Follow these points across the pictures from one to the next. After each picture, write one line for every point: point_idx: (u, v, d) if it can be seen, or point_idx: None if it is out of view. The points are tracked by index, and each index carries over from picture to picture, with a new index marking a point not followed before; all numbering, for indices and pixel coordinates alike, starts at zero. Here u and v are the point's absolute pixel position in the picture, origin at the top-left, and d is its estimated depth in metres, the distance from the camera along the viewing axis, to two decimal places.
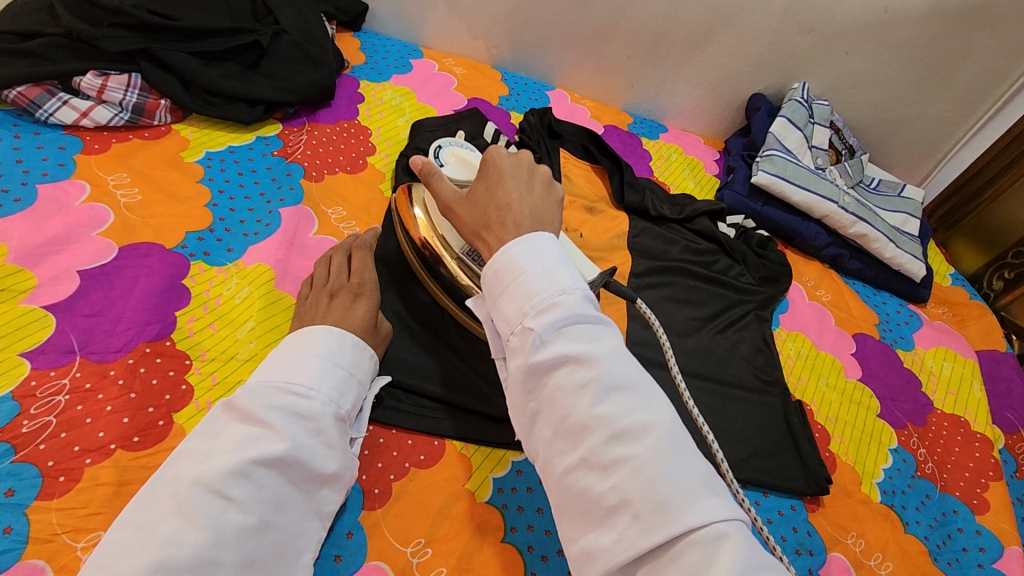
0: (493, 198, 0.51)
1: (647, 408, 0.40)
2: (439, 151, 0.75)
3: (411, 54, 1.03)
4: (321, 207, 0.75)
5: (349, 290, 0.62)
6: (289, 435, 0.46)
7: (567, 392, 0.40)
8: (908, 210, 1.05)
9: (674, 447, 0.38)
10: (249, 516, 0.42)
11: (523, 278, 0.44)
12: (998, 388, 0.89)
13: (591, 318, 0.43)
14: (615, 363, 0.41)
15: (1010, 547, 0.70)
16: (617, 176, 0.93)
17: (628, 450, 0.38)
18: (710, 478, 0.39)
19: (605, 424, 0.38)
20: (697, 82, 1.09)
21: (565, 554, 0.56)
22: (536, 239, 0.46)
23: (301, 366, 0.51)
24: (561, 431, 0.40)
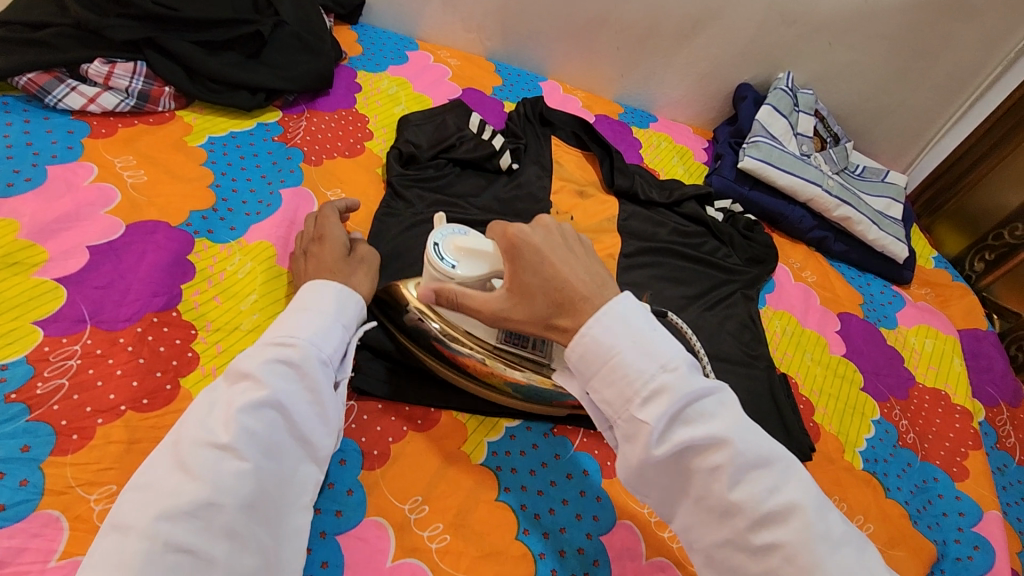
0: (546, 281, 0.51)
1: (786, 483, 0.44)
2: (437, 242, 0.60)
3: (407, 47, 1.06)
4: (321, 189, 0.77)
5: (313, 239, 0.64)
6: (273, 381, 0.47)
7: (702, 476, 0.44)
8: (891, 195, 1.08)
9: (818, 520, 0.43)
10: (243, 461, 0.43)
11: (619, 362, 0.46)
12: (979, 364, 0.91)
13: (702, 391, 0.45)
14: (743, 441, 0.44)
15: (989, 511, 0.72)
16: (607, 162, 0.96)
17: (777, 535, 0.43)
18: (850, 532, 0.45)
19: (749, 509, 0.43)
20: (685, 72, 1.12)
21: (557, 512, 0.59)
22: (620, 311, 0.47)
23: (286, 318, 0.51)
24: (704, 513, 0.45)
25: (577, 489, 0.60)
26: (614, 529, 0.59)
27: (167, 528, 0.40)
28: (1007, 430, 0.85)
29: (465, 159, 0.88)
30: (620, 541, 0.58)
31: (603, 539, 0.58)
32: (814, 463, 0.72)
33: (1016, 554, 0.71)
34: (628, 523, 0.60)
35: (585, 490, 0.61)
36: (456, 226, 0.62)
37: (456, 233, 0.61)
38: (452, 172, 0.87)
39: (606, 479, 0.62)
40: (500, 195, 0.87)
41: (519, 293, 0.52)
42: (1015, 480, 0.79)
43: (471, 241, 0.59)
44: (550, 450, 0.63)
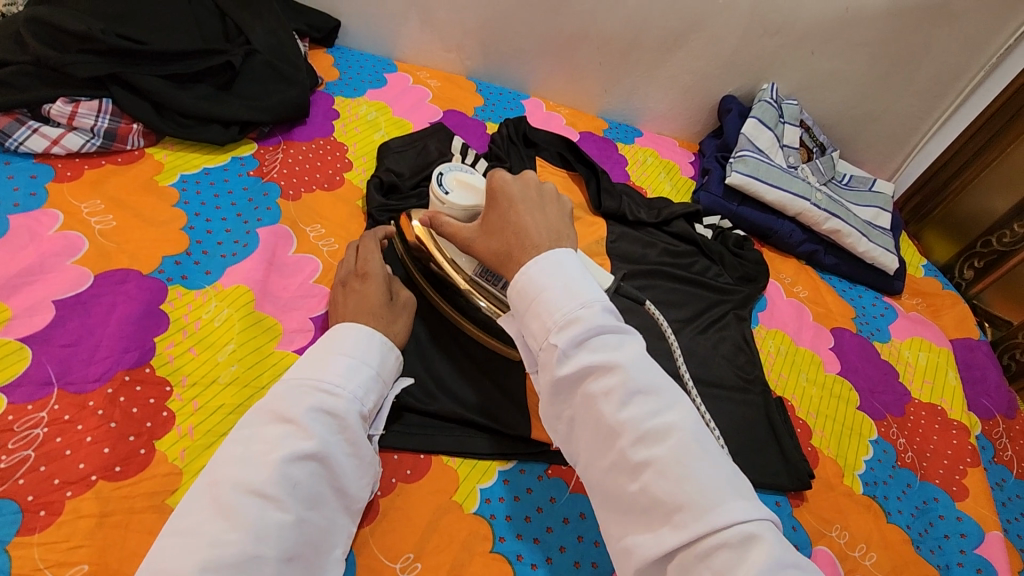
0: (508, 222, 0.56)
1: (671, 411, 0.44)
2: (442, 171, 0.70)
3: (385, 68, 1.03)
4: (299, 225, 0.75)
5: (356, 275, 0.66)
6: (317, 432, 0.48)
7: (595, 399, 0.44)
8: (879, 204, 1.07)
9: (696, 446, 0.42)
10: (286, 513, 0.44)
11: (545, 297, 0.48)
12: (973, 375, 0.91)
13: (611, 328, 0.47)
14: (638, 371, 0.45)
15: (991, 533, 0.72)
16: (593, 183, 0.95)
17: (652, 452, 0.42)
18: (736, 479, 0.42)
19: (632, 427, 0.43)
20: (669, 86, 1.11)
21: (555, 561, 0.57)
22: (557, 259, 0.50)
23: (329, 364, 0.52)
24: (594, 434, 0.45)
25: (574, 535, 0.59)
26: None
27: None
28: (1004, 443, 0.84)
29: None
30: None
31: None
32: (813, 490, 0.70)
33: (1019, 574, 0.70)
34: None
35: (583, 535, 0.59)
36: (469, 170, 0.72)
37: (462, 172, 0.71)
38: None
39: None
40: None
41: (485, 229, 0.58)
42: (1014, 496, 0.78)
43: (472, 180, 0.69)
44: (546, 494, 0.61)
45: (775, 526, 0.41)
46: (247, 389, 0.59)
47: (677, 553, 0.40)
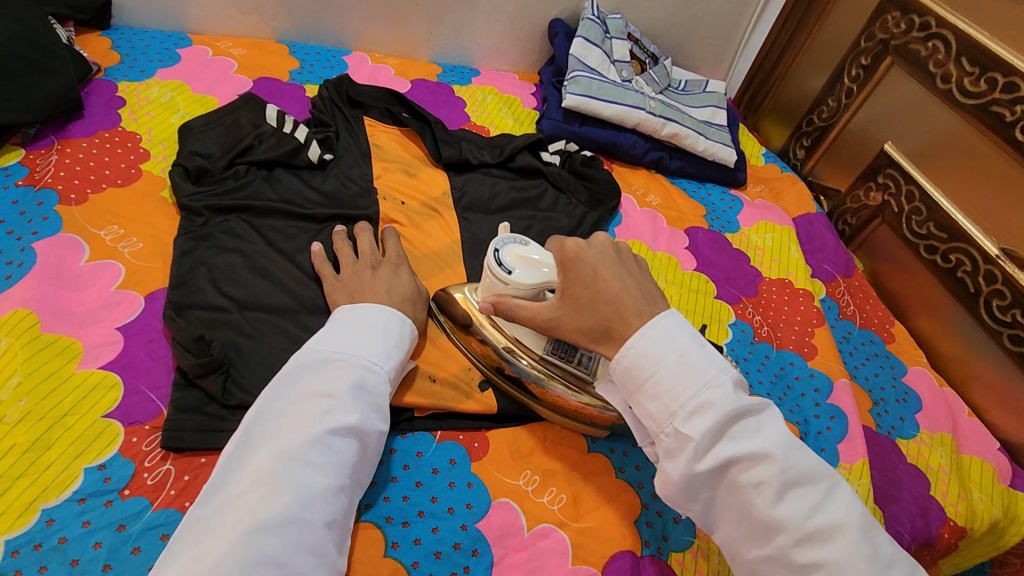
0: (596, 294, 0.53)
1: (832, 503, 0.45)
2: (497, 247, 0.62)
3: (178, 43, 0.93)
4: (90, 230, 0.66)
5: (388, 263, 0.66)
6: (358, 406, 0.49)
7: (745, 491, 0.45)
8: (715, 103, 1.10)
9: (866, 542, 0.43)
10: (328, 479, 0.46)
11: (663, 376, 0.47)
12: (814, 245, 0.97)
13: (747, 409, 0.47)
14: (790, 457, 0.45)
15: (839, 381, 0.77)
16: (429, 134, 0.90)
17: (821, 554, 0.43)
18: None
19: (793, 527, 0.44)
20: (493, 19, 1.07)
21: (427, 513, 0.55)
22: (663, 326, 0.49)
23: (365, 342, 0.53)
24: (746, 526, 0.46)
25: (445, 482, 0.58)
26: (491, 511, 0.57)
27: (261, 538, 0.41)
28: (847, 299, 0.91)
29: (266, 159, 0.79)
30: (498, 521, 0.56)
31: (480, 526, 0.56)
32: None
33: (867, 411, 0.77)
34: (505, 501, 0.58)
35: (454, 481, 0.58)
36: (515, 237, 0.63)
37: (518, 243, 0.62)
38: (257, 176, 0.78)
39: (476, 462, 0.60)
40: (319, 191, 0.79)
41: (569, 303, 0.55)
42: (858, 344, 0.85)
43: (532, 253, 0.61)
44: (411, 450, 0.59)
45: None
46: (44, 421, 0.52)
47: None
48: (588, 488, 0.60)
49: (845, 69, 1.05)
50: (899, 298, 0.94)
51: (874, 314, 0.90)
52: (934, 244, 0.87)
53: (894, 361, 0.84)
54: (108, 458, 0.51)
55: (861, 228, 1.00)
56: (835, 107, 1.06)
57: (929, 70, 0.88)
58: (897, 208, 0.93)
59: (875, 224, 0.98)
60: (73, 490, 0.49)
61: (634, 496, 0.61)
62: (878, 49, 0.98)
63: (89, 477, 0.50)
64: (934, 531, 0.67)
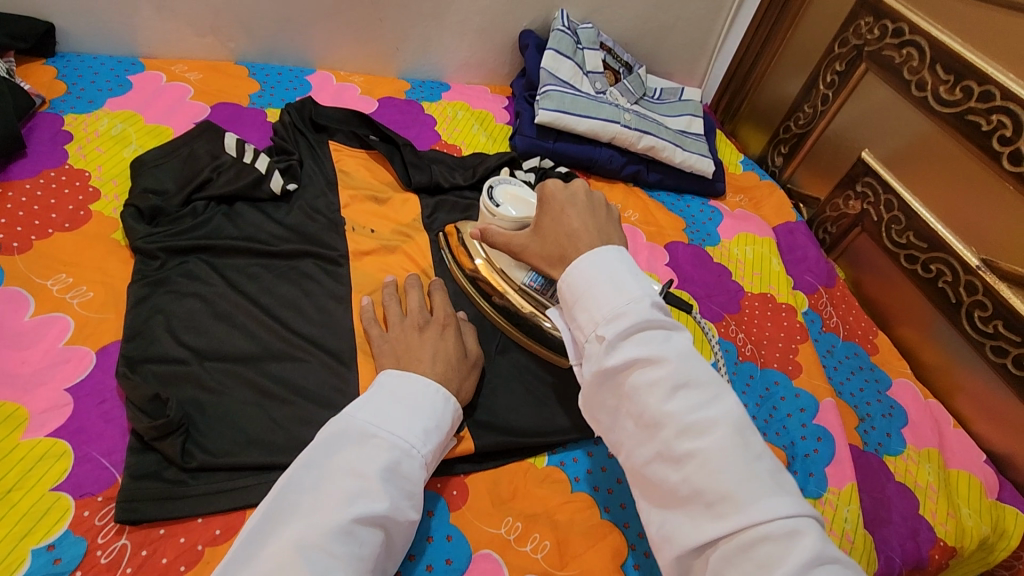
0: (561, 231, 0.55)
1: (715, 405, 0.42)
2: (492, 186, 0.69)
3: (129, 69, 0.89)
4: (35, 281, 0.62)
5: (436, 323, 0.63)
6: (390, 493, 0.47)
7: (638, 389, 0.44)
8: (690, 111, 1.08)
9: (739, 443, 0.40)
10: (351, 575, 0.42)
11: (591, 291, 0.48)
12: (795, 256, 0.96)
13: (659, 324, 0.46)
14: (684, 363, 0.44)
15: (825, 399, 0.76)
16: (398, 158, 0.87)
17: (694, 445, 0.41)
18: (778, 472, 0.41)
19: (675, 420, 0.42)
20: (461, 32, 1.04)
21: (403, 573, 0.53)
22: (600, 253, 0.50)
23: (406, 421, 0.51)
24: (635, 424, 0.44)
25: (422, 537, 0.55)
26: (471, 564, 0.55)
27: None
28: (829, 311, 0.90)
29: (226, 193, 0.75)
30: (480, 575, 0.54)
31: None
32: None
33: (853, 428, 0.75)
34: (487, 552, 0.55)
35: (432, 534, 0.56)
36: (516, 181, 0.71)
37: (512, 184, 0.70)
38: (216, 212, 0.74)
39: (455, 511, 0.58)
40: (283, 224, 0.76)
41: (538, 236, 0.58)
42: (842, 358, 0.84)
43: (523, 193, 0.68)
44: None
45: (818, 522, 0.39)
46: None
47: (718, 545, 0.39)
48: (572, 532, 0.58)
49: (820, 75, 1.03)
50: (881, 307, 0.93)
51: (857, 325, 0.89)
52: (914, 253, 0.86)
53: (879, 374, 0.83)
54: (57, 537, 0.48)
55: (841, 237, 0.99)
56: (811, 114, 1.05)
57: (904, 77, 0.87)
58: (876, 218, 0.92)
59: (855, 233, 0.97)
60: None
61: (619, 538, 0.59)
62: (852, 55, 0.96)
63: (36, 560, 0.47)
64: (924, 552, 0.66)
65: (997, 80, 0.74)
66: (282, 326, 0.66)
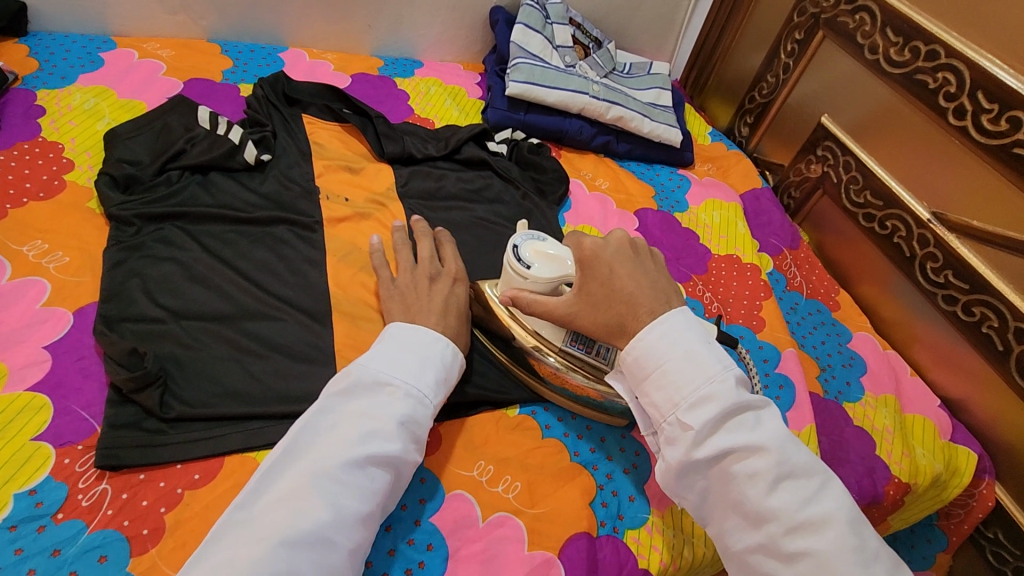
0: (614, 293, 0.54)
1: (822, 499, 0.46)
2: (517, 244, 0.61)
3: (101, 47, 0.89)
4: (11, 247, 0.63)
5: (447, 276, 0.65)
6: (401, 436, 0.49)
7: (740, 481, 0.47)
8: (659, 84, 1.11)
9: (853, 535, 0.45)
10: (361, 505, 0.46)
11: (669, 369, 0.50)
12: (761, 221, 0.99)
13: (748, 404, 0.48)
14: (783, 452, 0.47)
15: (786, 351, 0.79)
16: (371, 130, 0.88)
17: (808, 542, 0.44)
18: (896, 574, 0.45)
19: (784, 518, 0.45)
20: (433, 9, 1.06)
21: None
22: (669, 319, 0.51)
23: (419, 370, 0.53)
24: (735, 512, 0.48)
25: None
26: (445, 504, 0.57)
27: (289, 554, 0.41)
28: (794, 272, 0.93)
29: (200, 162, 0.76)
30: (454, 513, 0.56)
31: (434, 520, 0.55)
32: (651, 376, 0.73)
33: (814, 378, 0.79)
34: (460, 492, 0.58)
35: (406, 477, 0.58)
36: (531, 232, 0.63)
37: (536, 237, 0.62)
38: (191, 181, 0.75)
39: (429, 456, 0.60)
40: (258, 192, 0.77)
41: (586, 300, 0.55)
42: (805, 314, 0.87)
43: (552, 249, 0.61)
44: None
45: None
46: None
47: None
48: (543, 473, 0.61)
49: (781, 45, 1.06)
50: (843, 267, 0.97)
51: (820, 284, 0.93)
52: (871, 212, 0.90)
53: (840, 328, 0.87)
54: (39, 482, 0.50)
55: (805, 200, 1.03)
56: (774, 83, 1.08)
57: (858, 42, 0.90)
58: (836, 179, 0.96)
59: (817, 195, 1.00)
60: (3, 517, 0.47)
61: (588, 478, 0.61)
62: (810, 23, 0.99)
63: (19, 503, 0.48)
64: (880, 488, 0.70)
65: (942, 39, 0.77)
66: (258, 287, 0.67)
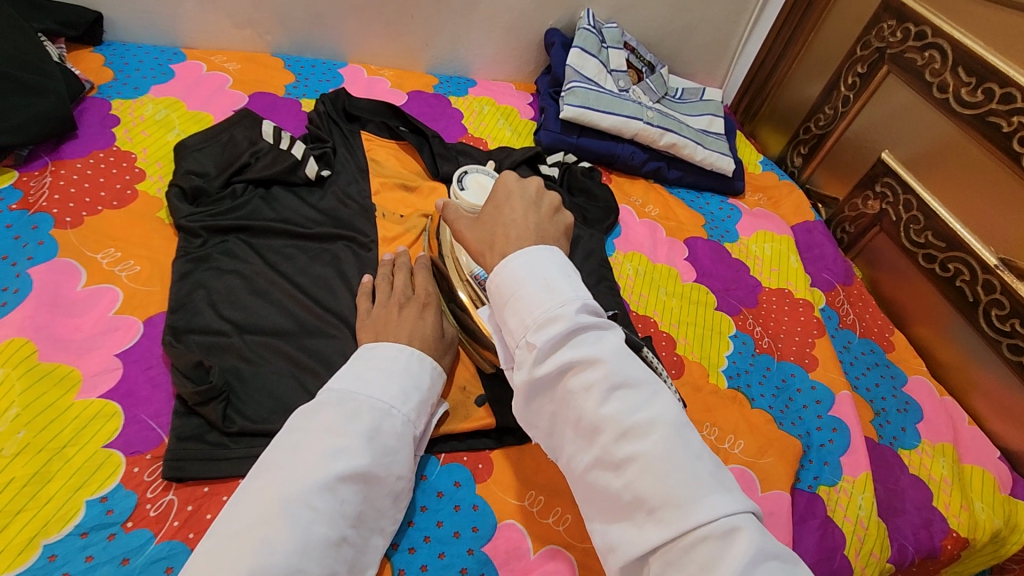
0: (496, 217, 0.55)
1: (653, 404, 0.42)
2: (467, 172, 0.77)
3: (172, 59, 0.92)
4: (86, 254, 0.66)
5: (416, 301, 0.64)
6: (373, 451, 0.48)
7: (576, 396, 0.42)
8: (712, 110, 1.10)
9: (680, 439, 0.40)
10: (331, 530, 0.44)
11: (522, 293, 0.46)
12: (813, 254, 0.98)
13: (589, 325, 0.45)
14: (619, 363, 0.43)
15: (840, 392, 0.77)
16: (427, 149, 0.89)
17: (635, 447, 0.40)
18: (718, 469, 0.41)
19: (614, 424, 0.41)
20: (489, 29, 1.07)
21: (432, 538, 0.55)
22: (533, 252, 0.48)
23: (387, 385, 0.53)
24: (575, 429, 0.43)
25: (450, 506, 0.57)
26: (497, 532, 0.57)
27: None
28: (846, 309, 0.91)
29: (264, 177, 0.78)
30: (505, 543, 0.56)
31: (486, 550, 0.55)
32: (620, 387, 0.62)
33: (868, 421, 0.77)
34: (511, 522, 0.57)
35: (459, 503, 0.58)
36: (491, 174, 0.78)
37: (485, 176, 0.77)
38: (254, 195, 0.77)
39: (481, 484, 0.60)
40: (317, 209, 0.78)
41: (477, 224, 0.56)
42: (859, 354, 0.85)
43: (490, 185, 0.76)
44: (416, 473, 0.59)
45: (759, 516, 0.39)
46: (43, 454, 0.51)
47: (663, 550, 0.38)
48: None
49: (841, 77, 1.05)
50: (897, 306, 0.94)
51: (873, 323, 0.91)
52: (932, 253, 0.87)
53: (894, 371, 0.84)
54: (109, 490, 0.51)
55: (859, 236, 1.01)
56: (831, 115, 1.06)
57: (926, 79, 0.88)
58: (894, 217, 0.94)
59: (873, 232, 0.98)
60: (74, 524, 0.48)
61: None
62: (874, 57, 0.98)
63: (90, 510, 0.49)
64: (937, 542, 0.67)
65: (1018, 82, 0.75)
66: (317, 303, 0.68)
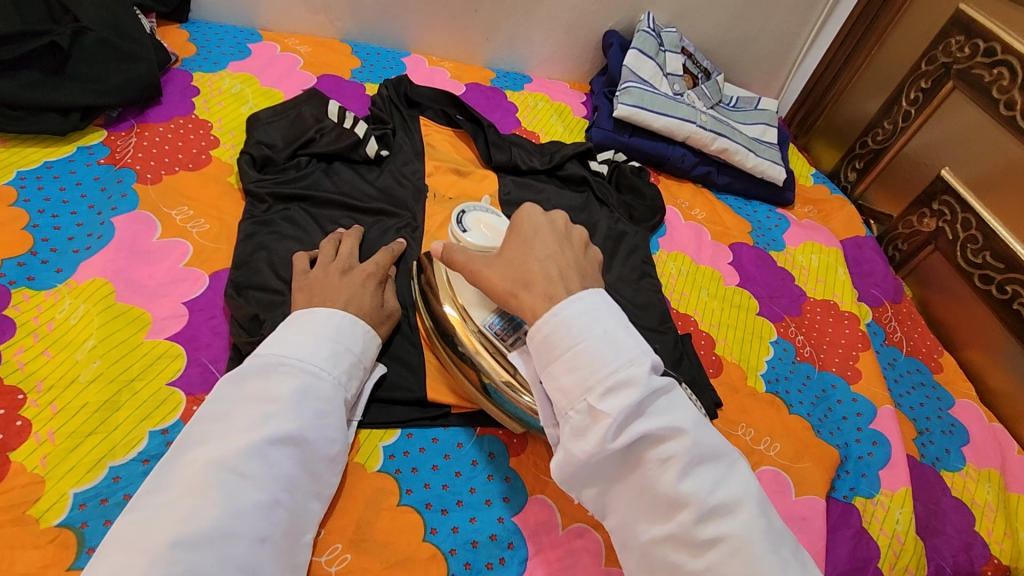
0: (528, 250, 0.53)
1: (730, 479, 0.43)
2: (465, 210, 0.67)
3: (249, 39, 0.98)
4: (162, 209, 0.70)
5: (360, 269, 0.64)
6: (301, 414, 0.48)
7: (652, 469, 0.42)
8: (766, 120, 1.10)
9: (762, 516, 0.41)
10: (263, 493, 0.44)
11: (586, 348, 0.45)
12: (862, 269, 0.96)
13: (659, 390, 0.44)
14: (697, 436, 0.43)
15: (883, 407, 0.75)
16: (481, 137, 0.92)
17: (722, 528, 0.40)
18: (794, 546, 0.42)
19: (697, 501, 0.41)
20: (549, 27, 1.09)
21: (464, 503, 0.57)
22: (588, 300, 0.47)
23: (315, 348, 0.52)
24: (648, 505, 0.43)
25: (483, 474, 0.59)
26: (527, 505, 0.58)
27: (185, 556, 0.39)
28: (893, 326, 0.89)
29: (327, 152, 0.81)
30: (535, 517, 0.57)
31: (516, 519, 0.57)
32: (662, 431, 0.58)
33: (910, 439, 0.75)
34: (542, 497, 0.58)
35: (493, 473, 0.59)
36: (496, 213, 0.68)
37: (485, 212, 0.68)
38: (317, 168, 0.81)
39: (514, 457, 0.61)
40: (373, 186, 0.82)
41: (501, 256, 0.54)
42: (904, 372, 0.83)
43: (495, 223, 0.66)
44: (452, 440, 0.61)
45: None
46: (114, 384, 0.55)
47: None
48: None
49: (903, 92, 1.03)
50: (948, 328, 0.92)
51: (922, 343, 0.88)
52: (989, 274, 0.85)
53: (941, 392, 0.82)
54: (170, 424, 0.54)
55: (912, 254, 0.99)
56: (891, 130, 1.05)
57: (993, 96, 0.86)
58: (951, 236, 0.92)
59: (927, 250, 0.96)
60: (138, 450, 0.52)
61: None
62: (939, 72, 0.96)
63: (152, 440, 0.53)
64: (977, 567, 0.65)
65: None
66: None
